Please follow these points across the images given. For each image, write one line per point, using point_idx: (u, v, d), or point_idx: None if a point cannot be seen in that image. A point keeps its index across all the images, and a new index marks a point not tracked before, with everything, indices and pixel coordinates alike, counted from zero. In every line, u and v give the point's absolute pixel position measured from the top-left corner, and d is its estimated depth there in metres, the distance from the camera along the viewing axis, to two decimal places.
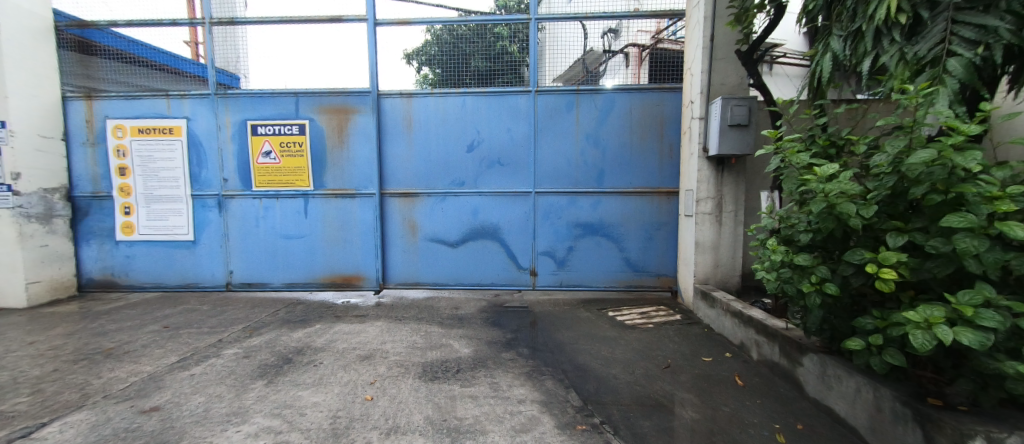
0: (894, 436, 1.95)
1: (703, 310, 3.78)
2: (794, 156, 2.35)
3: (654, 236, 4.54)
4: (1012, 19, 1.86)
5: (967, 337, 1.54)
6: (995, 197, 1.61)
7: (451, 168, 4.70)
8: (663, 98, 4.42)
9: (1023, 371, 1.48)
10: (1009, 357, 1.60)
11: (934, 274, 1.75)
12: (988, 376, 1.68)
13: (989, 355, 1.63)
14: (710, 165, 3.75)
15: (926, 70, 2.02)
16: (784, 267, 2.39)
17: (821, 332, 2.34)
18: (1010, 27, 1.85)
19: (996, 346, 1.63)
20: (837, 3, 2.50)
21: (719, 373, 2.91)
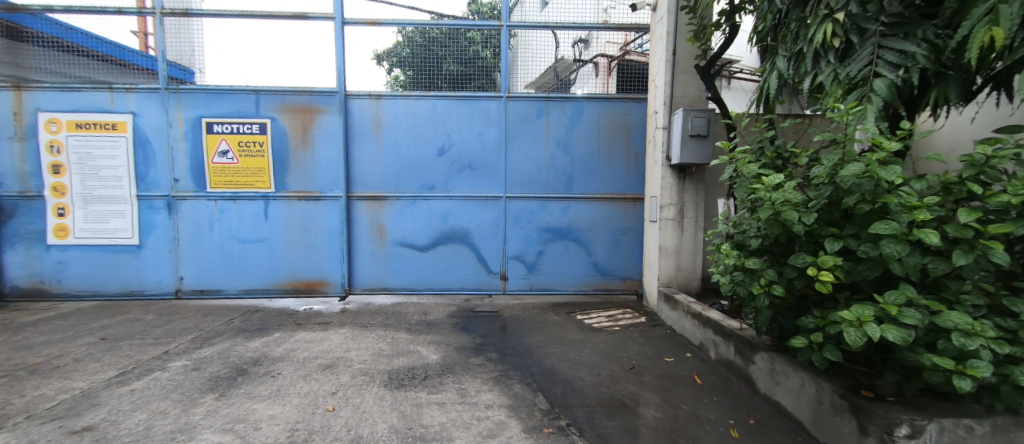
0: (833, 427, 2.13)
1: (666, 312, 3.95)
2: (745, 166, 2.53)
3: (621, 240, 4.70)
4: (927, 47, 2.10)
5: (892, 333, 1.71)
6: (913, 207, 1.81)
7: (421, 171, 4.65)
8: (628, 107, 4.61)
9: (938, 363, 1.67)
10: (927, 351, 1.80)
11: (865, 276, 1.93)
12: (911, 368, 1.89)
13: (911, 349, 1.82)
14: (673, 173, 3.95)
15: (857, 89, 2.25)
16: (736, 270, 2.56)
17: (770, 331, 2.52)
18: (925, 53, 2.08)
19: (917, 341, 1.83)
20: (783, 26, 2.72)
21: (680, 373, 3.05)
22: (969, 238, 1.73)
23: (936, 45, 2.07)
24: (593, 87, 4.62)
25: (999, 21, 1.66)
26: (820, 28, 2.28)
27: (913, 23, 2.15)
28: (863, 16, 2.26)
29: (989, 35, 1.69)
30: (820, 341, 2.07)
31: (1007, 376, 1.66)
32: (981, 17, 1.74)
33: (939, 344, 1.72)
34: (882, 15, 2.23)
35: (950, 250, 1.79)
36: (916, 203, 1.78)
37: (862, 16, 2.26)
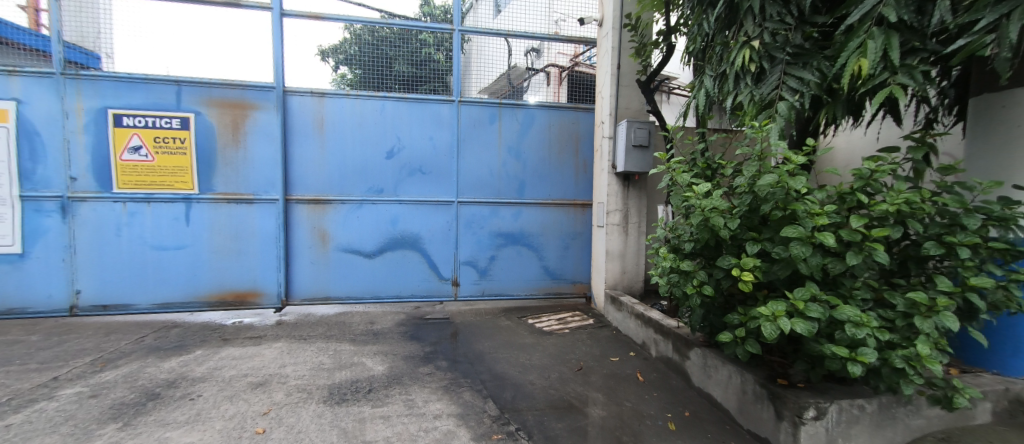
0: (755, 413, 2.36)
1: (612, 313, 4.13)
2: (679, 175, 2.73)
3: (571, 245, 4.84)
4: (821, 75, 2.42)
5: (800, 326, 1.93)
6: (816, 214, 2.06)
7: (369, 174, 4.46)
8: (577, 117, 4.78)
9: (836, 351, 1.91)
10: (828, 340, 2.05)
11: (778, 274, 2.16)
12: (817, 356, 2.14)
13: (817, 340, 2.07)
14: (618, 181, 4.15)
15: (766, 109, 2.54)
16: (672, 272, 2.74)
17: (702, 328, 2.73)
18: (817, 80, 2.40)
19: (820, 332, 2.08)
20: (710, 49, 3.00)
21: (624, 371, 3.20)
22: (858, 241, 2.01)
23: (827, 74, 2.40)
24: (545, 95, 4.75)
25: (867, 54, 2.01)
26: (739, 54, 2.54)
27: (811, 53, 2.47)
28: (774, 45, 2.53)
29: (859, 64, 2.05)
30: (743, 336, 2.26)
31: (887, 359, 1.93)
32: (857, 51, 2.08)
33: (836, 334, 1.96)
34: (787, 46, 2.53)
35: (843, 252, 2.05)
36: (818, 210, 2.03)
37: (773, 45, 2.53)
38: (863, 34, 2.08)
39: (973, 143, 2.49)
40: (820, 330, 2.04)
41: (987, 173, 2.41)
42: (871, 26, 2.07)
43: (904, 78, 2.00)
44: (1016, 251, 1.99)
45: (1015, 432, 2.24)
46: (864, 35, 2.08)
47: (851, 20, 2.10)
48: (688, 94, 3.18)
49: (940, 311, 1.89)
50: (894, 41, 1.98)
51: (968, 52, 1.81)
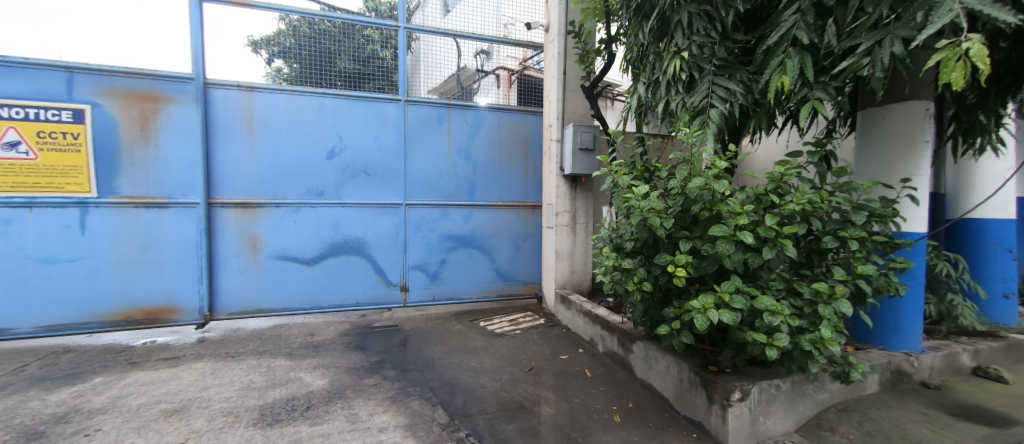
0: (690, 400, 2.51)
1: (562, 312, 4.21)
2: (620, 177, 2.84)
3: (522, 246, 4.86)
4: (744, 87, 2.66)
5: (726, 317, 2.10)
6: (737, 213, 2.24)
7: (306, 175, 4.17)
8: (527, 119, 4.82)
9: (757, 338, 2.09)
10: (750, 328, 2.24)
11: (707, 269, 2.33)
12: (741, 343, 2.33)
13: (740, 328, 2.25)
14: (566, 183, 4.24)
15: (697, 116, 2.74)
16: (614, 270, 2.85)
17: (644, 322, 2.86)
18: (739, 91, 2.63)
19: (743, 321, 2.26)
20: (645, 57, 3.17)
21: (573, 368, 3.26)
22: (772, 237, 2.21)
23: (748, 86, 2.65)
24: (496, 98, 4.75)
25: (787, 71, 2.23)
26: (671, 63, 2.71)
27: (734, 67, 2.71)
28: (702, 56, 2.74)
29: (781, 81, 2.26)
30: (678, 328, 2.40)
31: (798, 343, 2.15)
32: (776, 69, 2.31)
33: (756, 322, 2.15)
34: (713, 58, 2.75)
35: (760, 247, 2.26)
36: (739, 210, 2.22)
37: (701, 57, 2.73)
38: (781, 54, 2.31)
39: (860, 149, 2.82)
40: (744, 319, 2.22)
41: (872, 176, 2.74)
42: (787, 47, 2.30)
43: (819, 92, 2.28)
44: (894, 244, 2.30)
45: (900, 399, 2.59)
46: (782, 55, 2.30)
47: (770, 41, 2.34)
48: (627, 99, 3.33)
49: (837, 298, 2.15)
50: (807, 62, 2.24)
51: (854, 71, 2.04)
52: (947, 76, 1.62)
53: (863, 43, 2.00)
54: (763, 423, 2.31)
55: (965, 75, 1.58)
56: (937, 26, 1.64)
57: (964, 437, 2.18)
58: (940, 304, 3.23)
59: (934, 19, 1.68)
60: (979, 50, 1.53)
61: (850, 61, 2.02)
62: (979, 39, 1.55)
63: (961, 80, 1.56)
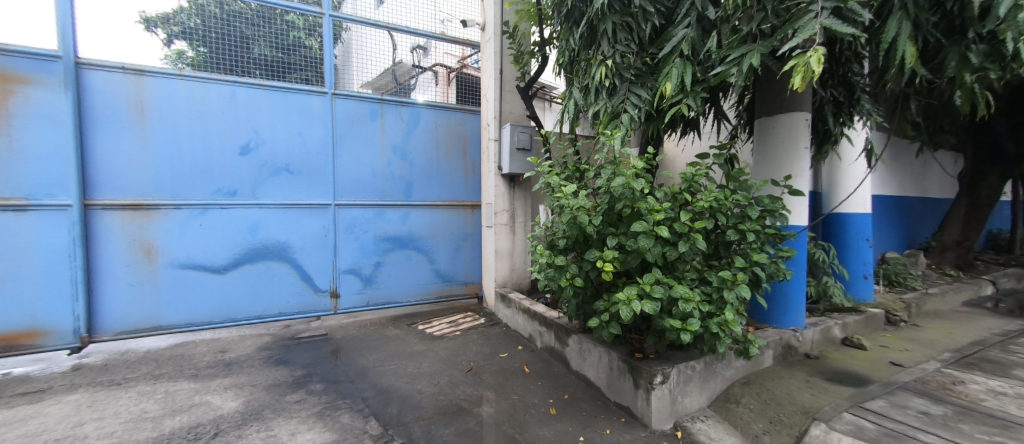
0: (620, 387, 2.67)
1: (502, 311, 4.23)
2: (551, 177, 2.94)
3: (461, 246, 4.80)
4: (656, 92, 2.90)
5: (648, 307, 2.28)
6: (656, 211, 2.43)
7: (214, 172, 3.72)
8: (465, 118, 4.76)
9: (675, 324, 2.28)
10: (669, 316, 2.44)
11: (632, 263, 2.49)
12: (663, 329, 2.53)
13: (661, 316, 2.44)
14: (505, 182, 4.27)
15: (617, 119, 2.91)
16: (548, 267, 2.94)
17: (579, 316, 2.98)
18: (648, 94, 2.86)
19: (663, 310, 2.45)
20: (576, 62, 3.31)
21: (512, 366, 3.30)
22: (685, 231, 2.43)
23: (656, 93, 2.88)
24: (435, 95, 4.65)
25: (670, 79, 2.49)
26: (597, 70, 2.86)
27: (646, 75, 2.90)
28: (623, 65, 2.91)
29: (664, 88, 2.51)
30: (608, 320, 2.54)
31: (709, 327, 2.39)
32: (665, 77, 2.56)
33: (674, 310, 2.35)
34: (631, 68, 2.91)
35: (677, 240, 2.47)
36: (657, 207, 2.40)
37: (622, 65, 2.91)
38: (670, 63, 2.54)
39: (757, 153, 3.20)
40: (665, 308, 2.41)
41: (767, 177, 3.12)
42: (674, 57, 2.54)
43: (690, 102, 2.53)
44: (783, 235, 2.63)
45: (791, 369, 2.99)
46: (669, 64, 2.54)
47: (663, 51, 2.56)
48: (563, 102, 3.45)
49: (737, 284, 2.42)
50: (687, 71, 2.48)
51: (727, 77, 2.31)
52: (794, 78, 1.92)
53: (735, 53, 2.28)
54: (681, 402, 2.53)
55: (805, 78, 1.88)
56: (798, 39, 1.93)
57: (837, 397, 2.58)
58: (819, 285, 3.78)
59: (800, 34, 1.98)
60: (816, 59, 1.82)
61: (724, 65, 2.27)
62: (820, 50, 1.83)
63: (800, 83, 1.88)
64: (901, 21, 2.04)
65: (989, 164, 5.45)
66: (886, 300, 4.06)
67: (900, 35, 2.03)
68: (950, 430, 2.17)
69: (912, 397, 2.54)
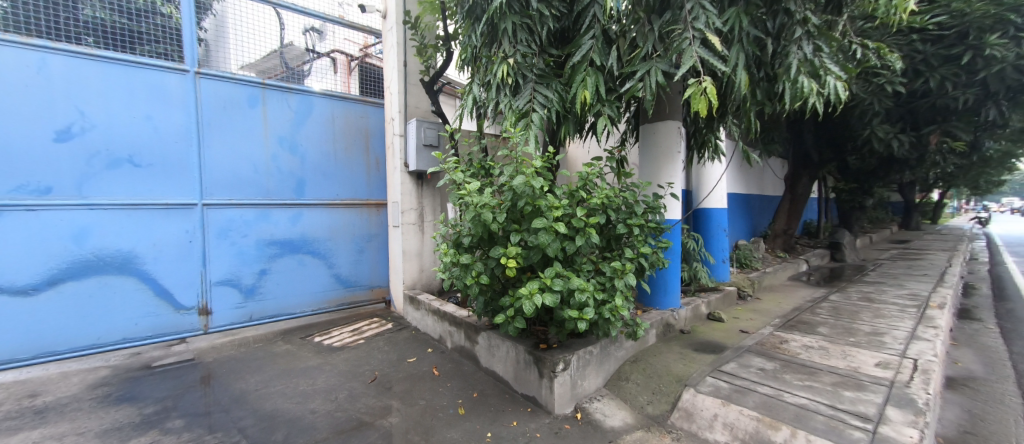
0: (526, 378, 2.78)
1: (411, 314, 4.07)
2: (454, 173, 2.91)
3: (365, 248, 4.47)
4: (558, 95, 3.05)
5: (547, 299, 2.43)
6: (555, 207, 2.60)
7: (14, 163, 2.86)
8: (366, 110, 4.44)
9: (571, 314, 2.47)
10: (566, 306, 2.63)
11: (533, 258, 2.62)
12: (563, 319, 2.71)
13: (561, 307, 2.61)
14: (412, 179, 4.12)
15: (524, 118, 3.01)
16: (454, 265, 2.92)
17: (489, 312, 3.03)
18: (547, 97, 3.03)
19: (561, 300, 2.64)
20: (479, 59, 3.34)
21: (420, 370, 3.20)
22: (581, 227, 2.63)
23: (563, 96, 3.06)
24: (334, 85, 4.27)
25: (586, 87, 2.72)
26: (499, 68, 2.91)
27: (549, 77, 3.09)
28: (525, 65, 3.02)
29: (584, 95, 2.74)
30: (513, 314, 2.63)
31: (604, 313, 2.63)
32: (580, 84, 2.77)
33: (572, 301, 2.53)
34: (534, 68, 3.06)
35: (574, 235, 2.65)
36: (555, 204, 2.57)
37: (524, 65, 3.02)
38: (584, 72, 2.77)
39: (642, 155, 3.60)
40: (564, 299, 2.59)
41: (649, 177, 3.57)
42: (586, 66, 2.77)
43: (608, 110, 2.90)
44: (661, 228, 3.03)
45: (669, 344, 3.45)
46: (583, 72, 2.76)
47: (575, 59, 2.77)
48: (461, 98, 3.39)
49: (626, 273, 2.71)
50: (600, 80, 2.78)
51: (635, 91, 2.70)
52: (696, 105, 2.36)
53: (639, 69, 2.64)
54: (580, 385, 2.75)
55: (704, 105, 2.34)
56: (686, 67, 2.36)
57: (701, 364, 3.07)
58: (691, 270, 4.45)
59: (685, 60, 2.42)
60: (710, 90, 2.28)
61: (634, 83, 2.62)
62: (710, 82, 2.30)
63: (705, 109, 2.31)
64: (739, 53, 2.64)
65: (802, 169, 7.10)
66: (738, 279, 4.96)
67: (738, 64, 2.63)
68: (778, 381, 2.75)
69: (754, 357, 3.15)
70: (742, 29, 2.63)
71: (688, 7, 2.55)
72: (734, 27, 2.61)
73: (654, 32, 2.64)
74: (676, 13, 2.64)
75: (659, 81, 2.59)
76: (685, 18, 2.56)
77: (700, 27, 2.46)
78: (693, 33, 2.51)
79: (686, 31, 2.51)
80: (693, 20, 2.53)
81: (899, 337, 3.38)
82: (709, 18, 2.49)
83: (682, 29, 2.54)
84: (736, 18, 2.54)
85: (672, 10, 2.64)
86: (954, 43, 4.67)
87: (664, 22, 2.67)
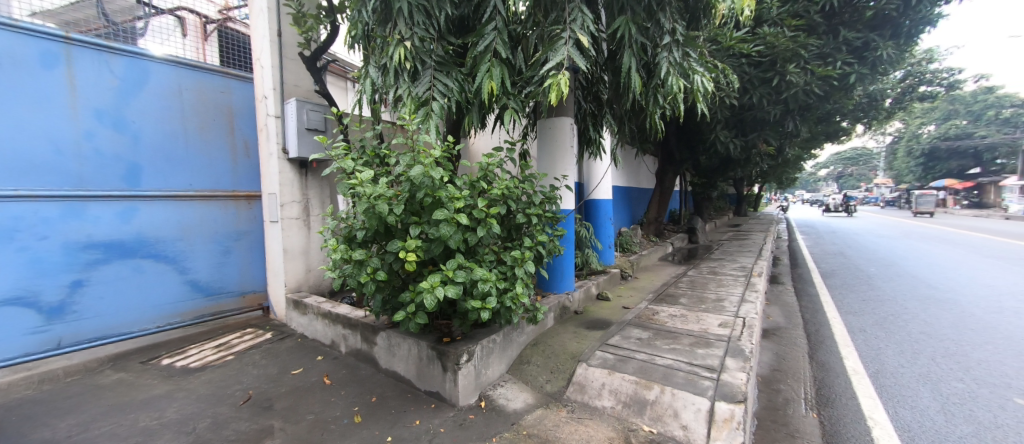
0: (430, 374, 2.70)
1: (296, 320, 3.62)
2: (343, 161, 2.64)
3: (232, 248, 3.79)
4: (461, 84, 2.99)
5: (450, 291, 2.39)
6: (455, 198, 2.54)
7: None
8: (227, 85, 3.77)
9: (475, 305, 2.46)
10: (469, 297, 2.62)
11: (434, 251, 2.53)
12: (466, 310, 2.70)
13: (464, 299, 2.59)
14: (292, 168, 3.62)
15: (423, 106, 2.88)
16: (345, 263, 2.66)
17: (388, 310, 2.84)
18: (455, 86, 2.94)
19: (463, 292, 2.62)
20: (372, 38, 3.08)
21: (308, 380, 2.86)
22: (483, 218, 2.63)
23: (462, 85, 3.00)
24: (179, 49, 3.59)
25: (493, 77, 2.71)
26: (396, 51, 2.73)
27: (449, 65, 3.00)
28: (422, 50, 2.89)
29: (490, 86, 2.73)
30: (414, 310, 2.52)
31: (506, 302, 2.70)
32: (485, 75, 2.75)
33: (474, 291, 2.53)
34: (432, 54, 2.94)
35: (476, 225, 2.64)
36: (456, 195, 2.51)
37: (422, 50, 2.88)
38: (488, 62, 2.76)
39: (540, 149, 3.79)
40: (467, 291, 2.58)
41: (546, 169, 3.79)
42: (491, 57, 2.77)
43: (512, 103, 2.94)
44: (557, 217, 3.23)
45: (564, 325, 3.73)
46: (488, 63, 2.75)
47: (479, 48, 2.74)
48: (357, 82, 3.15)
49: (526, 262, 2.82)
50: (505, 73, 2.80)
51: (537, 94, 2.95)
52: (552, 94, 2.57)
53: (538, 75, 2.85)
54: (484, 374, 2.78)
55: (557, 94, 2.55)
56: (553, 61, 2.57)
57: (592, 340, 3.39)
58: (583, 255, 4.85)
59: (556, 56, 2.62)
60: (562, 82, 2.49)
61: (532, 87, 2.85)
62: (563, 75, 2.50)
63: (554, 98, 2.51)
64: (631, 57, 2.91)
65: (668, 165, 8.30)
66: (621, 262, 5.60)
67: (631, 66, 2.90)
68: (651, 348, 3.18)
69: (634, 329, 3.60)
70: (630, 36, 2.88)
71: (568, 9, 2.74)
72: (624, 33, 2.85)
73: (546, 34, 2.84)
74: (559, 14, 2.81)
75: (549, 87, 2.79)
76: (565, 19, 2.74)
77: (574, 29, 2.66)
78: (570, 35, 2.70)
79: (563, 31, 2.70)
80: (572, 22, 2.71)
81: (734, 301, 4.23)
82: (585, 21, 2.71)
83: (562, 29, 2.72)
84: (625, 26, 2.80)
85: (556, 10, 2.80)
86: (767, 69, 5.88)
87: (550, 21, 2.81)
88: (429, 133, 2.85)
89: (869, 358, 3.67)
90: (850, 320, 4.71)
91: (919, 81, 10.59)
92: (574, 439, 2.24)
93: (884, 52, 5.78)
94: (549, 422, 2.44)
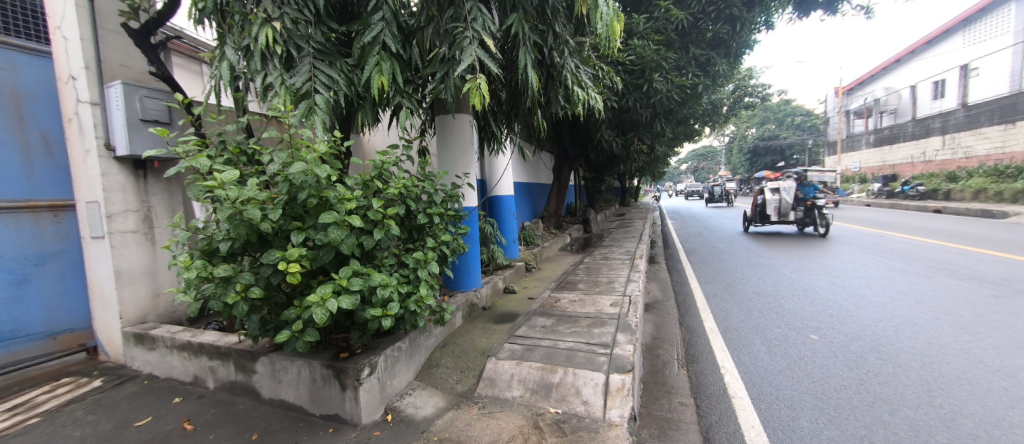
0: (325, 396, 2.42)
1: (141, 357, 2.93)
2: (195, 159, 2.16)
3: (31, 275, 2.88)
4: (343, 76, 2.70)
5: (344, 302, 2.14)
6: (345, 199, 2.29)
7: None
8: (10, 62, 2.87)
9: (374, 314, 2.26)
10: (367, 306, 2.39)
11: (324, 259, 2.24)
12: (365, 321, 2.48)
13: (360, 308, 2.36)
14: (123, 169, 2.90)
15: (303, 99, 2.53)
16: (205, 283, 2.20)
17: (268, 332, 2.46)
18: (340, 82, 2.66)
19: (360, 301, 2.39)
20: (229, 13, 2.59)
21: (161, 429, 2.32)
22: (379, 219, 2.43)
23: (349, 78, 2.74)
24: None
25: (382, 72, 2.50)
26: (261, 31, 2.36)
27: (332, 53, 2.68)
28: (296, 32, 2.55)
29: (380, 81, 2.52)
30: (301, 329, 2.20)
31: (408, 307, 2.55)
32: (373, 69, 2.53)
33: (372, 299, 2.32)
34: (310, 40, 2.62)
35: (371, 228, 2.43)
36: (347, 195, 2.27)
37: (295, 33, 2.54)
38: (377, 55, 2.54)
39: (439, 146, 3.70)
40: (366, 300, 2.36)
41: (445, 167, 3.70)
42: (380, 49, 2.56)
43: (407, 102, 2.79)
44: (458, 216, 3.17)
45: (473, 322, 3.70)
46: (377, 56, 2.54)
47: (366, 40, 2.50)
48: (209, 64, 2.64)
49: (429, 262, 2.70)
50: (395, 68, 2.62)
51: (439, 91, 2.84)
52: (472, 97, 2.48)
53: (438, 70, 2.72)
54: (389, 385, 2.59)
55: (479, 99, 2.47)
56: (465, 64, 2.50)
57: (500, 334, 3.42)
58: (488, 251, 4.87)
59: (463, 57, 2.54)
60: (482, 86, 2.43)
61: (434, 83, 2.74)
62: (482, 79, 2.45)
63: (479, 102, 2.45)
64: (527, 55, 2.93)
65: (563, 161, 8.86)
66: (524, 255, 5.79)
67: (528, 63, 2.93)
68: (555, 333, 3.34)
69: (539, 318, 3.74)
70: (525, 34, 2.93)
71: (467, 7, 2.70)
72: (518, 31, 2.88)
73: (446, 32, 2.75)
74: (457, 11, 2.74)
75: (455, 85, 2.72)
76: (465, 17, 2.70)
77: (477, 29, 2.64)
78: (472, 34, 2.67)
79: (466, 30, 2.66)
80: (472, 21, 2.69)
81: (623, 281, 4.71)
82: (485, 21, 2.71)
83: (464, 28, 2.67)
84: (519, 24, 2.82)
85: (453, 7, 2.73)
86: (639, 76, 6.68)
87: (448, 18, 2.73)
88: (312, 128, 2.51)
89: (722, 318, 4.42)
90: (708, 288, 5.63)
91: (744, 93, 13.12)
92: (485, 435, 2.22)
93: (720, 66, 7.03)
94: (460, 423, 2.38)
